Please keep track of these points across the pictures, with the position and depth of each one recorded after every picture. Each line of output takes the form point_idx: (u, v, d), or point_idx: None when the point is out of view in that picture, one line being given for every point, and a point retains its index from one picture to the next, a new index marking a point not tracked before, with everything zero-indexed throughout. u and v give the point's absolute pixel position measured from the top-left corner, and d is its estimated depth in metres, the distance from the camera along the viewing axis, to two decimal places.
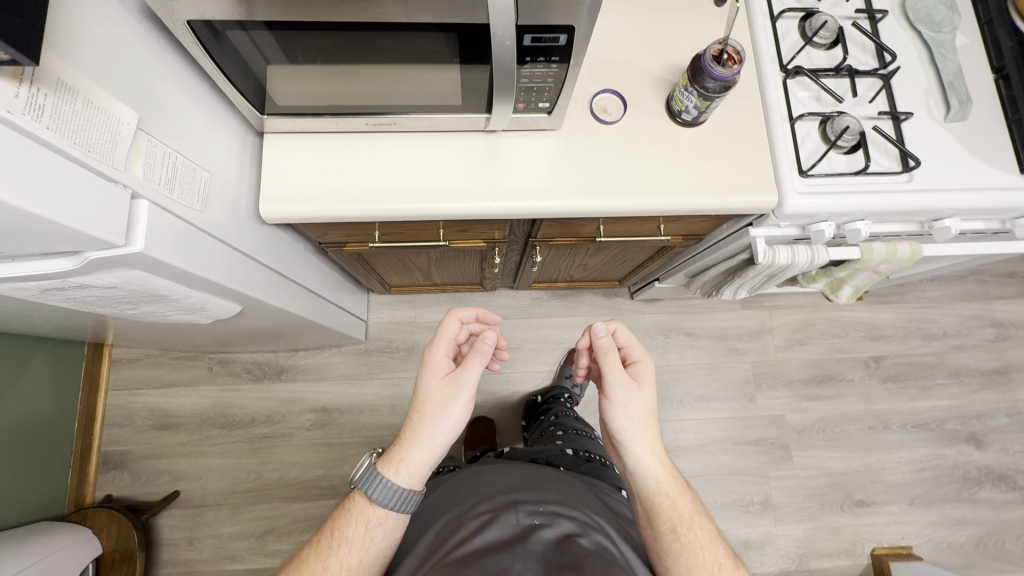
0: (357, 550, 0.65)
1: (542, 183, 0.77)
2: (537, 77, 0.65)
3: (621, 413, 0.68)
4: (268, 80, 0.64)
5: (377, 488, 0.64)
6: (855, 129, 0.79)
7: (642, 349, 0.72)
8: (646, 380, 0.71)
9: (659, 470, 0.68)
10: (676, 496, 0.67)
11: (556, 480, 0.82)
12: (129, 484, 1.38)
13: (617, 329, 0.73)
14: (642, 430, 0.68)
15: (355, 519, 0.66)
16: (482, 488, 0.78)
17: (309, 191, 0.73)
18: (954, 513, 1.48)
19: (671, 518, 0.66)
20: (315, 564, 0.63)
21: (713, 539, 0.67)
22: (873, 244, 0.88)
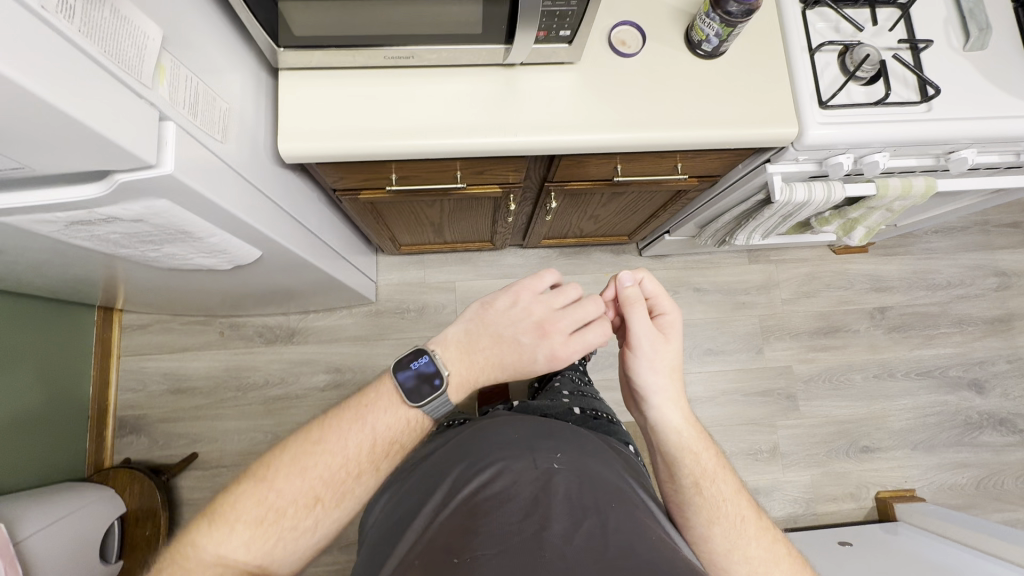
0: (368, 438, 0.63)
1: (562, 119, 0.76)
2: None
3: (645, 367, 0.70)
4: (284, 9, 0.63)
5: (436, 405, 0.65)
6: (875, 58, 0.79)
7: (670, 300, 0.72)
8: (673, 335, 0.72)
9: (682, 425, 0.71)
10: (698, 451, 0.70)
11: (572, 433, 0.80)
12: (146, 448, 1.39)
13: (644, 278, 0.71)
14: (665, 384, 0.71)
15: (380, 407, 0.64)
16: (497, 438, 0.76)
17: (327, 129, 0.72)
18: (955, 456, 1.52)
19: (694, 472, 0.69)
20: (328, 429, 0.63)
21: (736, 491, 0.69)
22: (889, 180, 0.89)
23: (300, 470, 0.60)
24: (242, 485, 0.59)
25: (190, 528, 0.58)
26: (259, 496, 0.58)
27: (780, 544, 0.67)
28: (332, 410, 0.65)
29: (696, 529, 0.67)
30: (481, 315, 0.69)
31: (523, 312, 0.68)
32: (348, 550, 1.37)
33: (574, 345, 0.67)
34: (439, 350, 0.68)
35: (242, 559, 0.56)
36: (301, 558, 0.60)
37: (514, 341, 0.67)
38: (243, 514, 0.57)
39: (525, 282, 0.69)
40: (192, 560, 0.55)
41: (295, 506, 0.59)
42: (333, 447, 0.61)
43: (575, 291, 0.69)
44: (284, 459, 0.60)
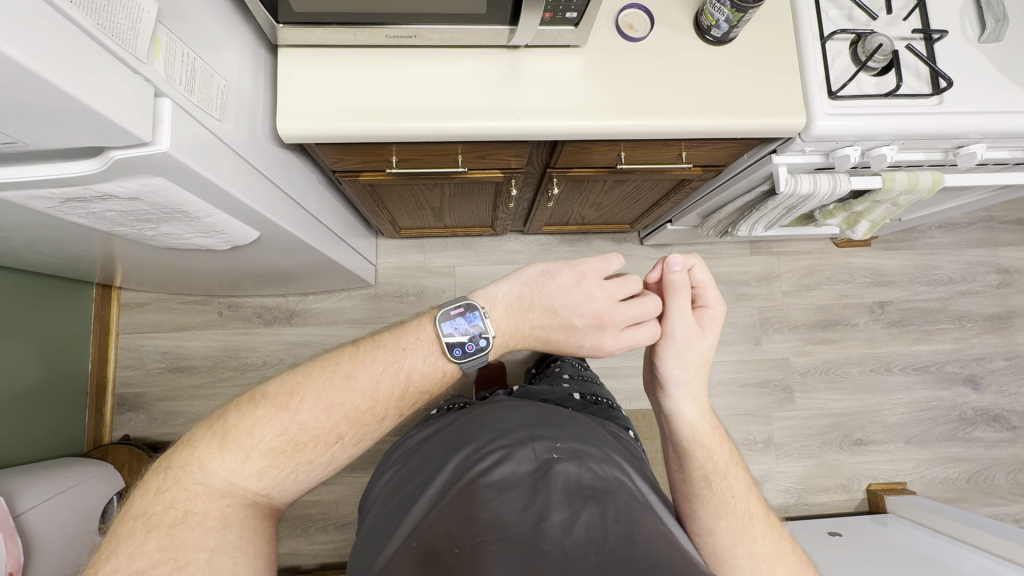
0: (397, 381, 0.65)
1: (566, 103, 0.75)
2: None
3: (674, 357, 0.73)
4: None
5: (473, 362, 0.69)
6: (887, 48, 0.77)
7: (716, 293, 0.74)
8: (711, 330, 0.75)
9: (696, 419, 0.73)
10: (712, 446, 0.71)
11: (571, 422, 0.80)
12: (145, 425, 1.40)
13: (693, 268, 0.73)
14: (688, 378, 0.74)
15: (413, 352, 0.68)
16: (495, 428, 0.76)
17: (327, 108, 0.71)
18: (947, 451, 1.54)
19: (704, 465, 0.70)
20: (359, 366, 0.64)
21: (746, 489, 0.69)
22: (895, 173, 0.88)
23: (327, 406, 0.61)
24: (260, 412, 0.60)
25: (198, 448, 0.58)
26: (278, 425, 0.59)
27: (786, 544, 0.67)
28: (364, 346, 0.66)
29: (701, 522, 0.68)
30: (542, 284, 0.76)
31: (583, 296, 0.76)
32: (344, 530, 1.39)
33: (622, 339, 0.75)
34: (489, 309, 0.74)
35: (253, 486, 0.58)
36: (306, 488, 0.62)
37: (569, 322, 0.76)
38: (261, 443, 0.58)
39: (593, 266, 0.77)
40: (200, 483, 0.56)
41: (315, 440, 0.60)
42: (362, 386, 0.63)
43: (636, 285, 0.76)
44: (311, 391, 0.61)
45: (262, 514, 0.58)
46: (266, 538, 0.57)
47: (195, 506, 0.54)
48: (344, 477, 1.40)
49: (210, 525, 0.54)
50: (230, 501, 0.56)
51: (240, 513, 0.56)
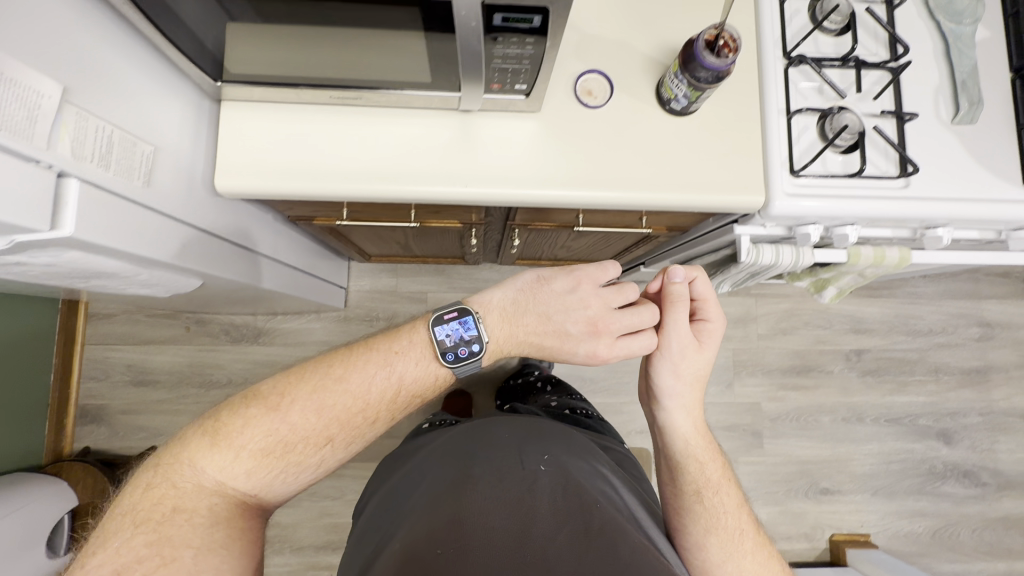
0: (389, 385, 0.65)
1: (519, 170, 0.73)
2: (512, 43, 0.56)
3: (669, 368, 0.72)
4: (217, 47, 0.58)
5: (466, 368, 0.68)
6: (854, 128, 0.74)
7: (717, 307, 0.72)
8: (708, 344, 0.73)
9: (690, 432, 0.73)
10: (705, 461, 0.72)
11: (560, 433, 0.79)
12: (106, 438, 1.39)
13: (696, 279, 0.71)
14: (683, 392, 0.72)
15: (407, 356, 0.67)
16: (483, 434, 0.75)
17: (268, 167, 0.69)
18: (914, 504, 1.53)
19: (696, 480, 0.71)
20: (351, 368, 0.64)
21: (737, 505, 0.71)
22: (861, 249, 0.84)
23: (317, 408, 0.61)
24: (251, 411, 0.60)
25: (188, 446, 0.58)
26: (268, 425, 0.60)
27: (773, 560, 0.69)
28: (359, 348, 0.66)
29: (692, 536, 0.69)
30: (537, 290, 0.74)
31: (579, 302, 0.73)
32: (302, 553, 1.39)
33: (618, 348, 0.71)
34: (483, 313, 0.71)
35: (242, 486, 0.58)
36: (296, 490, 0.63)
37: (563, 328, 0.73)
38: (250, 442, 0.58)
39: (590, 272, 0.74)
40: (190, 480, 0.56)
41: (304, 442, 0.60)
42: (355, 388, 0.63)
43: (633, 294, 0.73)
44: (303, 392, 0.62)
45: (250, 513, 0.58)
46: (254, 537, 0.57)
47: (183, 503, 0.55)
48: (304, 500, 1.40)
49: (198, 524, 0.54)
50: (218, 500, 0.56)
51: (227, 512, 0.56)
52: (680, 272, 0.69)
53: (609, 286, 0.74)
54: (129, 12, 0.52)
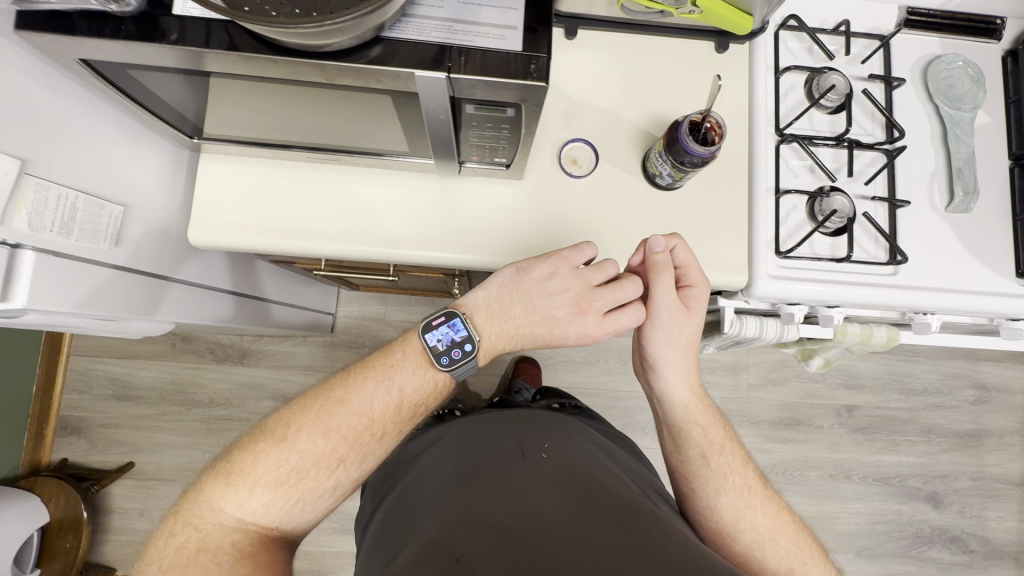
0: (390, 400, 0.65)
1: (499, 236, 0.72)
2: (488, 127, 0.53)
3: (662, 339, 0.71)
4: (188, 111, 0.57)
5: (464, 368, 0.66)
6: (844, 214, 0.73)
7: (699, 270, 0.69)
8: (696, 309, 0.71)
9: (688, 399, 0.73)
10: (706, 425, 0.73)
11: (559, 422, 0.80)
12: (84, 451, 1.39)
13: (677, 246, 0.67)
14: (677, 359, 0.72)
15: (405, 370, 0.66)
16: (481, 429, 0.77)
17: (244, 224, 0.68)
18: (898, 568, 1.49)
19: (701, 445, 0.72)
20: (353, 387, 0.65)
21: (743, 462, 0.72)
22: (848, 327, 0.83)
23: (323, 432, 0.62)
24: (261, 446, 0.61)
25: (206, 489, 0.60)
26: (279, 458, 0.61)
27: (784, 514, 0.70)
28: (355, 368, 0.66)
29: (703, 499, 0.70)
30: (518, 282, 0.68)
31: (561, 286, 0.69)
32: None
33: (607, 325, 0.70)
34: (470, 313, 0.68)
35: (263, 520, 0.60)
36: (316, 515, 0.64)
37: (550, 314, 0.69)
38: (264, 476, 0.60)
39: (567, 254, 0.68)
40: (212, 521, 0.58)
41: (317, 467, 0.61)
42: (357, 408, 0.64)
43: (614, 270, 0.70)
44: (306, 419, 0.62)
45: (274, 544, 0.60)
46: (281, 565, 0.58)
47: (208, 543, 0.57)
48: None
49: (223, 562, 0.56)
50: (241, 536, 0.58)
51: (251, 547, 0.58)
52: (660, 241, 0.66)
53: (587, 266, 0.69)
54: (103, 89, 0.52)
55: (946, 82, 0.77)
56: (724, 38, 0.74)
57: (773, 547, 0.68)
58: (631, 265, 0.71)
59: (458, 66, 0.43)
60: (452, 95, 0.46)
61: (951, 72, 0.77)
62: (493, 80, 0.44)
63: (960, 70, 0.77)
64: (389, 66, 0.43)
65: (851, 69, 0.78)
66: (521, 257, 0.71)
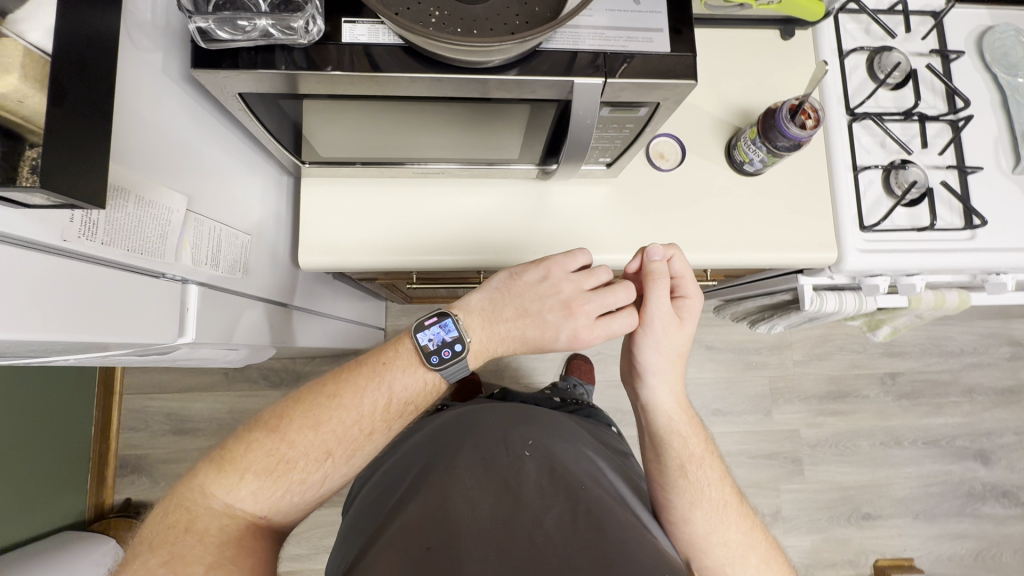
0: (380, 400, 0.66)
1: (595, 233, 0.74)
2: (611, 128, 0.55)
3: (652, 347, 0.71)
4: (312, 136, 0.58)
5: (454, 368, 0.67)
6: (922, 183, 0.76)
7: (694, 282, 0.71)
8: (689, 320, 0.72)
9: (673, 408, 0.74)
10: (688, 436, 0.74)
11: (546, 419, 0.84)
12: (147, 488, 1.38)
13: (675, 256, 0.69)
14: (666, 369, 0.72)
15: (396, 370, 0.67)
16: (468, 419, 0.80)
17: (350, 242, 0.69)
18: (955, 527, 1.53)
19: (681, 455, 0.73)
20: (346, 386, 0.66)
21: (721, 477, 0.74)
22: (924, 295, 0.84)
23: (314, 425, 0.63)
24: (255, 435, 0.63)
25: (202, 474, 0.61)
26: (271, 447, 0.62)
27: (756, 531, 0.72)
28: (347, 369, 0.68)
29: (677, 511, 0.72)
30: (508, 286, 0.69)
31: (552, 288, 0.68)
32: None
33: (598, 330, 0.69)
34: (462, 316, 0.69)
35: (250, 507, 0.60)
36: (303, 507, 0.64)
37: (541, 317, 0.69)
38: (254, 463, 0.61)
39: (559, 260, 0.69)
40: (202, 504, 0.59)
41: (307, 458, 0.63)
42: (348, 403, 0.65)
43: (606, 276, 0.70)
44: (299, 412, 0.64)
45: (262, 533, 0.60)
46: (267, 554, 0.58)
47: (194, 524, 0.57)
48: None
49: (210, 544, 0.56)
50: (228, 520, 0.58)
51: (238, 532, 0.58)
52: (659, 250, 0.66)
53: (581, 270, 0.70)
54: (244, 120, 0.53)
55: (1001, 50, 0.80)
56: (789, 25, 0.77)
57: (744, 564, 0.70)
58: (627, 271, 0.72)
59: (611, 71, 0.46)
60: (601, 100, 0.48)
61: (1004, 40, 0.80)
62: (644, 82, 0.46)
63: (1013, 38, 0.81)
64: (543, 76, 0.46)
65: (909, 46, 0.81)
66: (513, 263, 0.72)
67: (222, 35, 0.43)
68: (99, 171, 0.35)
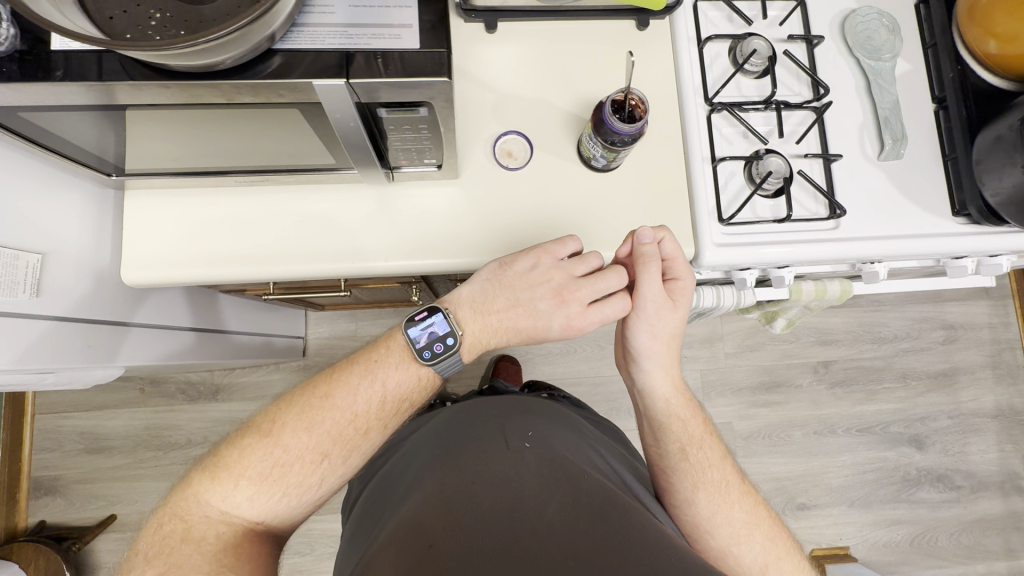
0: (370, 396, 0.66)
1: (442, 238, 0.71)
2: (405, 128, 0.53)
3: (646, 330, 0.71)
4: (102, 148, 0.56)
5: (448, 363, 0.67)
6: (779, 174, 0.73)
7: (686, 266, 0.69)
8: (682, 302, 0.71)
9: (669, 392, 0.74)
10: (687, 418, 0.73)
11: (548, 411, 0.80)
12: (62, 510, 1.34)
13: (664, 239, 0.68)
14: (661, 351, 0.72)
15: (387, 366, 0.67)
16: (466, 416, 0.77)
17: (174, 255, 0.67)
18: (891, 513, 1.53)
19: (680, 438, 0.72)
20: (337, 384, 0.66)
21: (722, 457, 0.72)
22: (802, 285, 0.84)
23: (307, 427, 0.63)
24: (251, 440, 0.63)
25: (195, 483, 0.61)
26: (268, 450, 0.62)
27: (760, 508, 0.71)
28: (338, 367, 0.68)
29: (680, 494, 0.70)
30: (502, 276, 0.68)
31: (543, 277, 0.69)
32: None
33: (591, 316, 0.69)
34: (454, 309, 0.69)
35: (247, 513, 0.60)
36: (304, 509, 0.65)
37: (533, 306, 0.69)
38: (249, 469, 0.61)
39: (549, 246, 0.68)
40: (198, 513, 0.59)
41: (303, 460, 0.63)
42: (342, 403, 0.65)
43: (598, 261, 0.70)
44: (291, 415, 0.64)
45: (259, 538, 0.61)
46: (264, 559, 0.59)
47: (192, 533, 0.58)
48: None
49: (207, 551, 0.57)
50: (226, 528, 0.59)
51: (236, 538, 0.59)
52: (648, 233, 0.66)
53: (573, 258, 0.69)
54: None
55: (864, 34, 0.78)
56: (644, 15, 0.74)
57: (749, 541, 0.68)
58: (618, 257, 0.70)
59: (356, 71, 0.43)
60: (355, 101, 0.45)
61: (868, 24, 0.78)
62: (397, 82, 0.44)
63: (877, 21, 0.79)
64: (288, 78, 0.43)
65: (771, 33, 0.79)
66: (506, 253, 0.71)
67: None
68: None
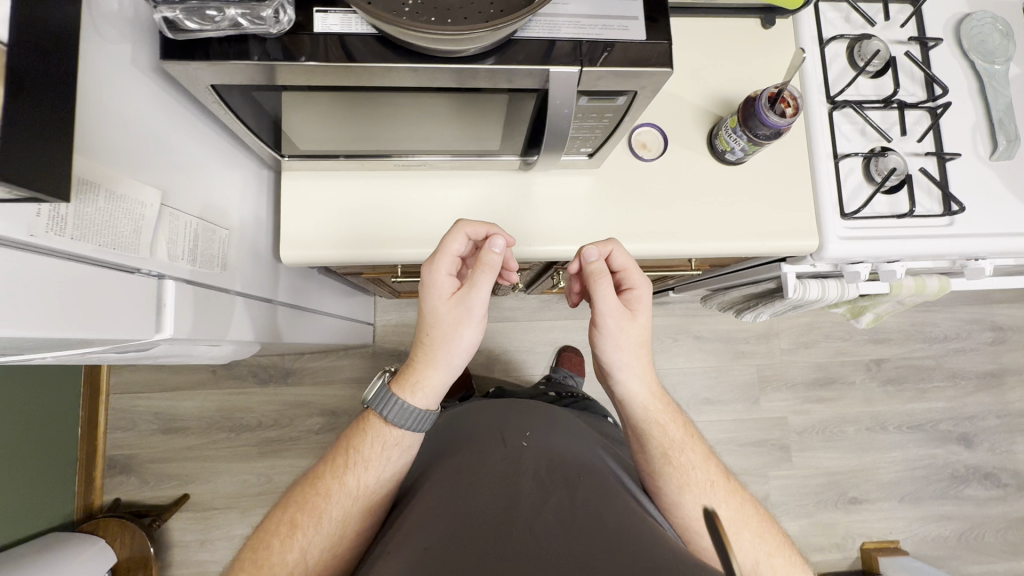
0: (373, 469, 0.65)
1: (579, 225, 0.73)
2: (591, 117, 0.56)
3: (610, 344, 0.64)
4: (288, 129, 0.58)
5: (403, 417, 0.63)
6: (901, 171, 0.77)
7: (640, 274, 0.65)
8: (641, 311, 0.65)
9: (648, 398, 0.67)
10: (666, 421, 0.67)
11: (542, 414, 0.79)
12: (136, 488, 1.36)
13: (612, 252, 0.64)
14: (632, 361, 0.65)
15: (372, 438, 0.65)
16: (467, 431, 0.75)
17: (324, 237, 0.69)
18: (939, 509, 1.56)
19: (662, 443, 0.66)
20: (338, 474, 0.64)
21: (704, 457, 0.68)
22: (903, 281, 0.84)
23: (319, 523, 0.62)
24: (292, 505, 0.63)
25: None
26: (308, 510, 0.62)
27: (749, 505, 0.67)
28: (334, 454, 0.66)
29: (667, 495, 0.67)
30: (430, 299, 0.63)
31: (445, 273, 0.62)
32: None
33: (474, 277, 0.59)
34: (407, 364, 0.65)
35: None
36: None
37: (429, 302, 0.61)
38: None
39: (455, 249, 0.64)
40: None
41: (343, 512, 0.63)
42: (348, 491, 0.64)
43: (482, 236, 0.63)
44: (299, 514, 0.62)
45: None
46: None
47: None
48: None
49: None
50: None
51: None
52: (592, 250, 0.62)
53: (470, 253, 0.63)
54: (201, 113, 0.57)
55: (979, 37, 0.81)
56: (771, 13, 0.77)
57: (737, 541, 0.64)
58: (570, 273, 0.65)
59: (589, 60, 0.47)
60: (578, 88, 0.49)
61: (983, 26, 0.81)
62: (624, 70, 0.48)
63: (991, 25, 0.81)
64: (522, 64, 0.47)
65: (888, 34, 0.81)
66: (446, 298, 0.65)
67: (190, 25, 0.43)
68: (64, 174, 0.36)
